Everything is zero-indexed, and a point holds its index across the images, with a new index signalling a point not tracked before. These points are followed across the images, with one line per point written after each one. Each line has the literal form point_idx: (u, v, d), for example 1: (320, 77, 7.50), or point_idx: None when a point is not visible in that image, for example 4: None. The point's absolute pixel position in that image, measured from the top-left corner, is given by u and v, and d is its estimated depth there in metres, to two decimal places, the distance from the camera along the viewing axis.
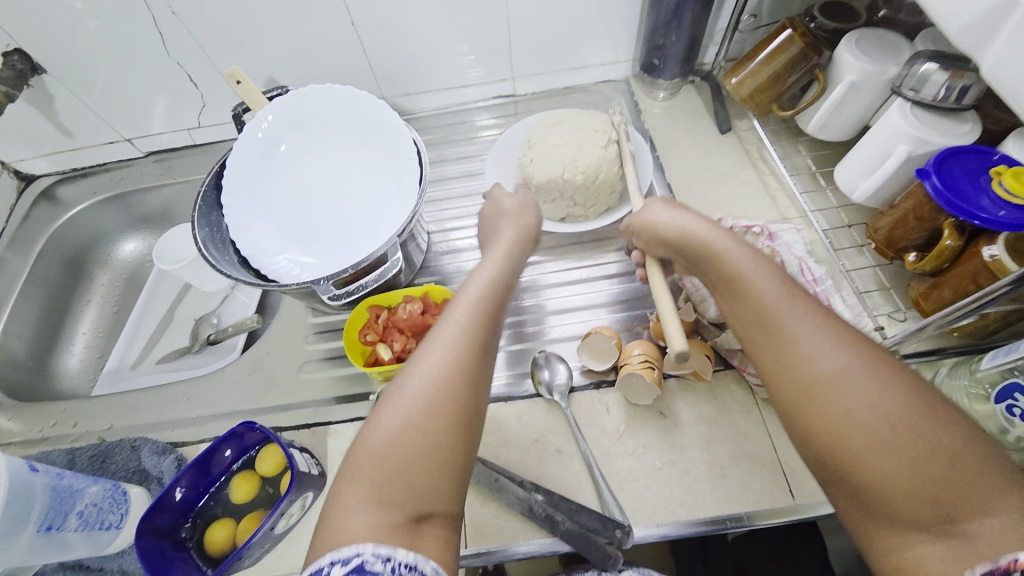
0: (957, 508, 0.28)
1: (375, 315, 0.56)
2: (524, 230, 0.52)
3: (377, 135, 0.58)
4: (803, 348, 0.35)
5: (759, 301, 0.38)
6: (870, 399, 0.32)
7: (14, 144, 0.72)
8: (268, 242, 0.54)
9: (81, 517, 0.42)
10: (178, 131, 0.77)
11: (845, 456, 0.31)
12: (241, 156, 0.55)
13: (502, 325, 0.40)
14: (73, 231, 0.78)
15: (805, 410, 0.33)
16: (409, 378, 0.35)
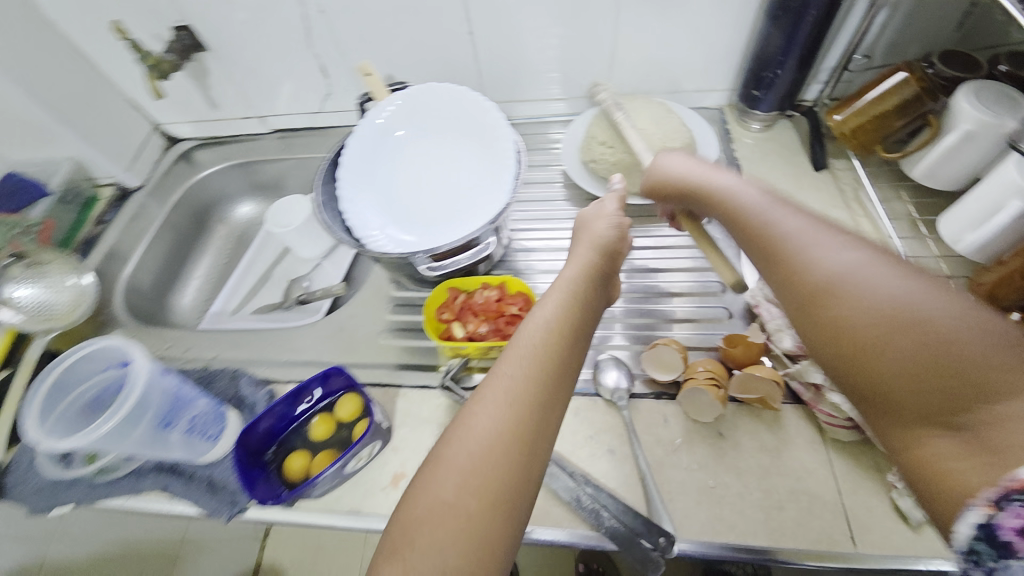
0: (981, 392, 0.28)
1: (453, 296, 0.61)
2: (599, 248, 0.48)
3: (482, 133, 0.63)
4: (813, 252, 0.35)
5: (754, 219, 0.39)
6: (883, 297, 0.31)
7: (171, 109, 0.85)
8: (372, 217, 0.60)
9: (190, 424, 0.49)
10: (302, 114, 0.86)
11: (859, 355, 0.32)
12: (360, 139, 0.62)
13: (566, 384, 0.38)
14: (203, 189, 0.89)
15: (814, 313, 0.34)
16: (451, 448, 0.34)
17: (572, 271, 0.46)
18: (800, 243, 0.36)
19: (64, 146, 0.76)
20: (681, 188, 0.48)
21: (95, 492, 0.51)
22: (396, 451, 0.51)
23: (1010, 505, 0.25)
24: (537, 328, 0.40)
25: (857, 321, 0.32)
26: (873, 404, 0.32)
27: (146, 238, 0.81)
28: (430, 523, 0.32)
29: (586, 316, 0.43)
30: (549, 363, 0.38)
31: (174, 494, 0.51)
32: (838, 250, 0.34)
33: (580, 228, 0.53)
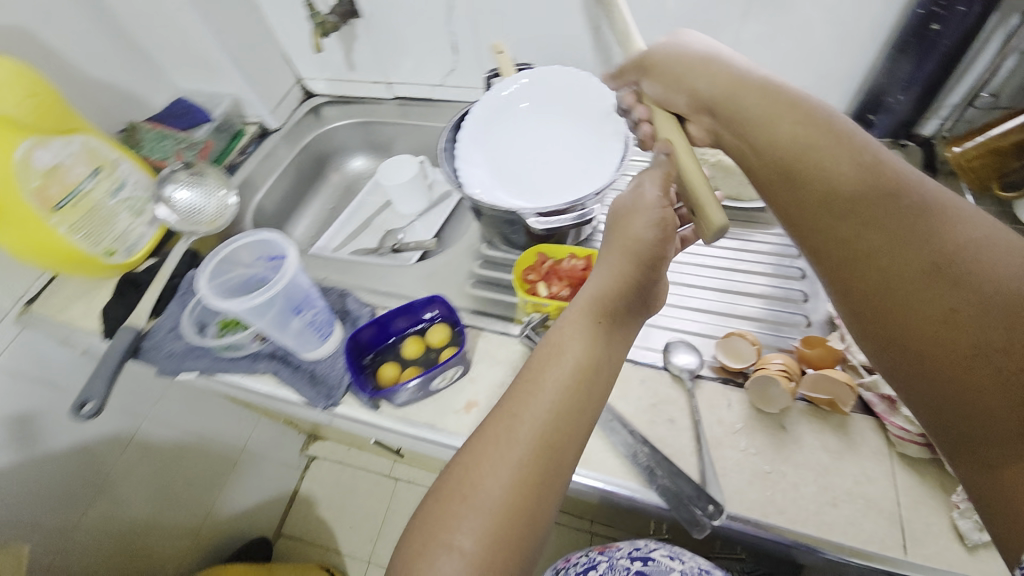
0: None
1: (540, 260, 0.66)
2: (634, 256, 0.46)
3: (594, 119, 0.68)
4: (938, 244, 0.38)
5: (876, 195, 0.41)
6: (1018, 302, 0.35)
7: (315, 66, 0.97)
8: (482, 177, 0.66)
9: (307, 320, 0.57)
10: (423, 85, 0.95)
11: (966, 353, 0.36)
12: (484, 109, 0.69)
13: (576, 428, 0.41)
14: (326, 140, 1.00)
15: (929, 308, 0.38)
16: (465, 483, 0.38)
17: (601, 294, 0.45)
18: (925, 225, 0.39)
19: (228, 86, 0.89)
20: (697, 71, 0.50)
21: (217, 364, 0.61)
22: (473, 382, 0.57)
23: None
24: (561, 366, 0.42)
25: (973, 312, 0.36)
26: (965, 406, 0.37)
27: (275, 174, 0.93)
28: (439, 551, 0.36)
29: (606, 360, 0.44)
30: (562, 404, 0.41)
31: (282, 379, 0.59)
32: (963, 244, 0.38)
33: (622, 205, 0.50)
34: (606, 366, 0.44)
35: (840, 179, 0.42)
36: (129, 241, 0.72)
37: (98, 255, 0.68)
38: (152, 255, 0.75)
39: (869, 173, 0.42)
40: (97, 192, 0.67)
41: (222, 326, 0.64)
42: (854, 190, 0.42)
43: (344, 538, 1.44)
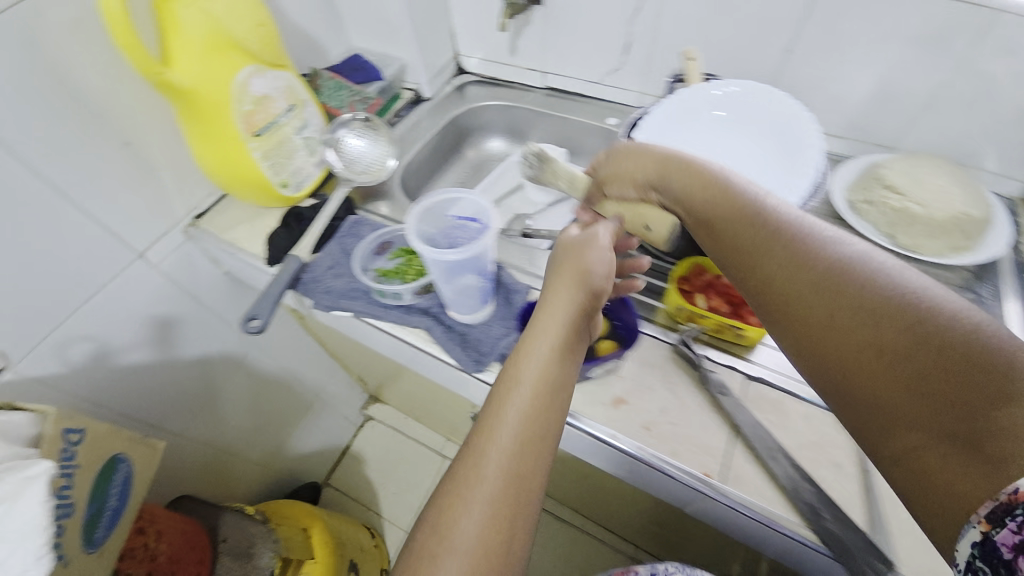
0: (901, 381, 0.36)
1: (698, 272, 0.64)
2: (581, 283, 0.49)
3: (790, 150, 0.61)
4: (818, 259, 0.42)
5: (761, 223, 0.46)
6: (890, 301, 0.38)
7: (478, 44, 0.99)
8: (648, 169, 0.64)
9: (476, 285, 0.59)
10: (579, 80, 0.95)
11: (865, 362, 0.38)
12: (676, 105, 0.66)
13: (541, 455, 0.42)
14: (470, 117, 1.02)
15: (828, 327, 0.40)
16: (440, 530, 0.39)
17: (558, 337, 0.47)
18: (801, 245, 0.44)
19: (399, 50, 0.93)
20: (643, 155, 0.56)
21: (371, 308, 0.64)
22: (620, 379, 0.57)
23: (1007, 522, 0.30)
24: (517, 395, 0.44)
25: (870, 326, 0.38)
26: (885, 415, 0.37)
27: (421, 140, 0.95)
28: None
29: (560, 389, 0.45)
30: (524, 436, 0.42)
31: (434, 336, 0.61)
32: (835, 255, 0.42)
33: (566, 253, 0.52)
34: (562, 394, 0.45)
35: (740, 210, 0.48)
36: (300, 178, 0.76)
37: (276, 184, 0.72)
38: (312, 196, 0.79)
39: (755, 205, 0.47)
40: (288, 127, 0.71)
41: (378, 273, 0.67)
42: (747, 222, 0.47)
43: (387, 501, 1.47)
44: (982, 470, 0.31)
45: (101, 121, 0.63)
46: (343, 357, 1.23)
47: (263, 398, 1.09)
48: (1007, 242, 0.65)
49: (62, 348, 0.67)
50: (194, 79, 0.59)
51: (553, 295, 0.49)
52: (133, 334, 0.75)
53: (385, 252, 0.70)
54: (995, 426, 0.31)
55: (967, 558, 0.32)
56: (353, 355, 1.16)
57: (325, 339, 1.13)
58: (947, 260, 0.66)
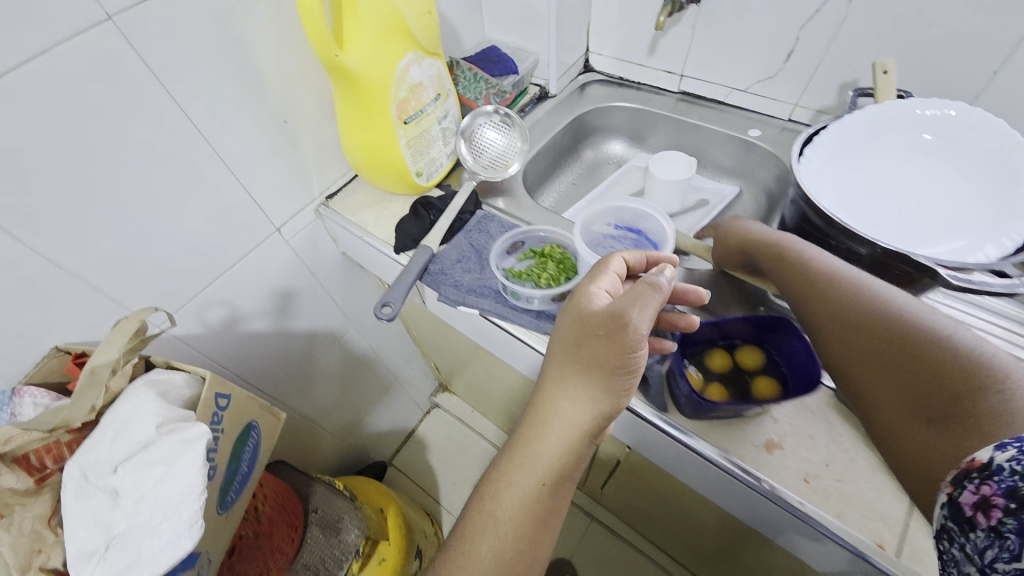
0: (904, 387, 0.40)
1: None
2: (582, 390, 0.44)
3: (1003, 196, 0.53)
4: (838, 293, 0.46)
5: (798, 268, 0.51)
6: (890, 320, 0.42)
7: (616, 42, 0.95)
8: (825, 186, 0.59)
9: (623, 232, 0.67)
10: (722, 87, 0.89)
11: (873, 375, 0.42)
12: (872, 121, 0.59)
13: (528, 549, 0.44)
14: (594, 117, 0.99)
15: (841, 350, 0.44)
16: None
17: (552, 458, 0.44)
18: (823, 282, 0.47)
19: (536, 44, 0.91)
20: (748, 234, 0.59)
21: (502, 309, 0.62)
22: (774, 422, 0.51)
23: (969, 486, 0.34)
24: (508, 497, 0.44)
25: (875, 344, 0.42)
26: (892, 420, 0.41)
27: (545, 137, 0.92)
28: None
29: (546, 499, 0.44)
30: (507, 542, 0.43)
31: None
32: (851, 287, 0.46)
33: (570, 334, 0.45)
34: (544, 505, 0.44)
35: (780, 255, 0.53)
36: (432, 168, 0.75)
37: (412, 173, 0.72)
38: (439, 185, 0.79)
39: (789, 253, 0.52)
40: (432, 116, 0.71)
41: (509, 272, 0.64)
42: (790, 268, 0.51)
43: (446, 491, 1.47)
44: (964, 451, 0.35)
45: (267, 98, 0.65)
46: (427, 345, 1.24)
47: (352, 376, 1.11)
48: None
49: (202, 311, 0.70)
50: (363, 64, 0.59)
51: (547, 390, 0.45)
52: (260, 303, 0.78)
53: (516, 252, 0.67)
54: (971, 414, 0.35)
55: (941, 519, 0.36)
56: (442, 345, 1.17)
57: (416, 326, 1.14)
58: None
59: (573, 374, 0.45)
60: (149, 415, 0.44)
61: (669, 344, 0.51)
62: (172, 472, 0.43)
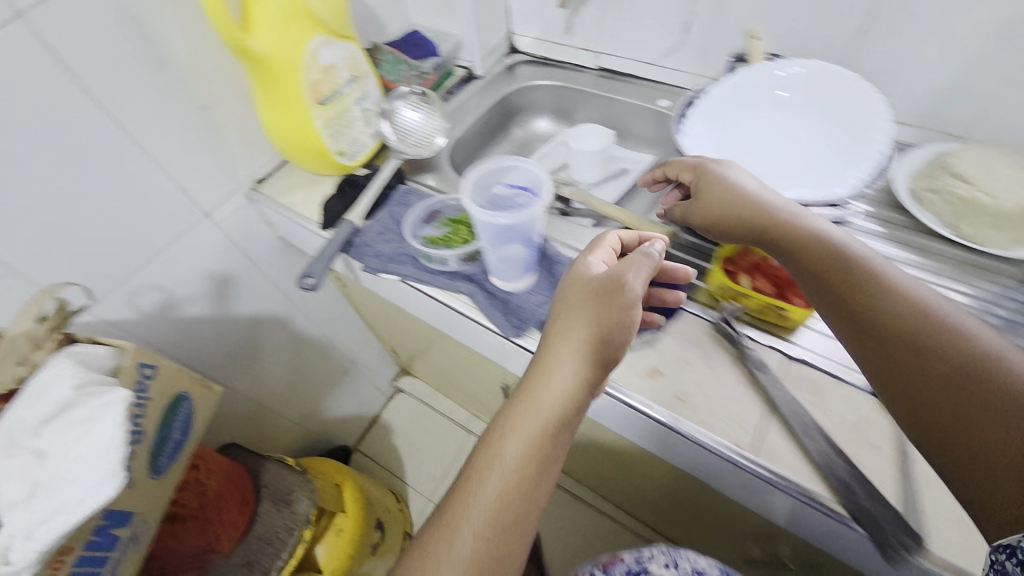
0: (980, 405, 0.40)
1: (746, 252, 0.64)
2: (586, 343, 0.48)
3: (853, 135, 0.60)
4: (888, 290, 0.47)
5: (838, 257, 0.51)
6: (956, 336, 0.43)
7: (534, 23, 0.99)
8: (707, 147, 0.66)
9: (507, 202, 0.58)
10: (633, 61, 0.95)
11: (936, 384, 0.43)
12: (739, 84, 0.66)
13: (534, 493, 0.46)
14: (519, 96, 1.03)
15: (894, 350, 0.45)
16: (434, 551, 0.43)
17: (555, 403, 0.47)
18: (877, 280, 0.48)
19: (455, 27, 0.94)
20: (740, 190, 0.58)
21: (419, 273, 0.66)
22: (658, 350, 0.59)
23: None
24: (517, 437, 0.47)
25: (942, 354, 0.43)
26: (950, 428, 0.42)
27: (471, 116, 0.97)
28: None
29: (544, 464, 0.46)
30: (512, 481, 0.45)
31: (479, 304, 0.63)
32: (899, 288, 0.47)
33: (573, 306, 0.50)
34: (542, 470, 0.46)
35: (822, 244, 0.52)
36: (356, 148, 0.78)
37: (334, 153, 0.75)
38: (366, 165, 0.82)
39: (831, 242, 0.52)
40: (349, 97, 0.74)
41: (425, 239, 0.68)
42: (829, 255, 0.51)
43: (412, 470, 1.52)
44: (1004, 434, 0.39)
45: (180, 85, 0.68)
46: (381, 328, 1.27)
47: (305, 361, 1.14)
48: None
49: (134, 297, 0.72)
50: (269, 46, 0.62)
51: (557, 339, 0.49)
52: (196, 288, 0.80)
53: (433, 221, 0.71)
54: None
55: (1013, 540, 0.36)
56: (392, 326, 1.20)
57: (365, 308, 1.17)
58: (1007, 255, 0.64)
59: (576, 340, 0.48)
60: (67, 378, 0.47)
61: (655, 318, 0.59)
62: (85, 426, 0.46)
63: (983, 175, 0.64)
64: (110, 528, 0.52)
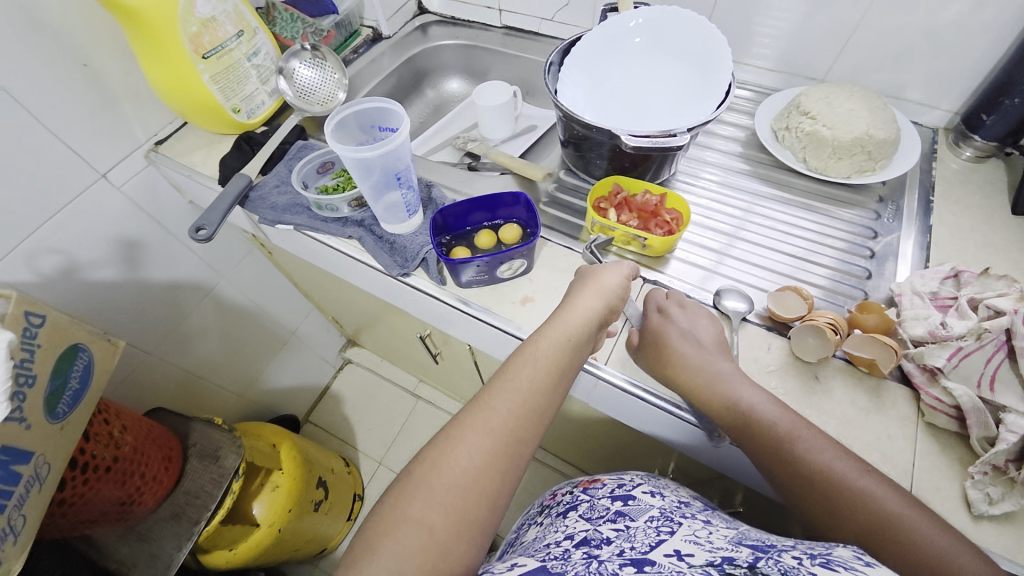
0: (844, 513, 0.45)
1: (615, 191, 0.69)
2: (602, 293, 0.57)
3: (704, 72, 0.66)
4: (762, 408, 0.51)
5: (718, 380, 0.53)
6: (817, 455, 0.48)
7: None
8: (578, 87, 0.68)
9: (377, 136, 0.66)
10: (534, 18, 0.98)
11: (810, 493, 0.47)
12: (604, 30, 0.69)
13: (556, 399, 0.51)
14: (429, 56, 1.05)
15: (779, 467, 0.49)
16: (467, 430, 0.47)
17: (580, 324, 0.55)
18: (745, 409, 0.51)
19: None
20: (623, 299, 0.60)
21: (312, 222, 0.69)
22: (530, 282, 0.64)
23: None
24: (547, 343, 0.53)
25: (807, 469, 0.47)
26: (828, 529, 0.46)
27: (379, 77, 0.98)
28: (449, 483, 0.44)
29: (551, 399, 0.51)
30: (541, 380, 0.51)
31: (365, 246, 0.66)
32: (768, 411, 0.50)
33: (581, 282, 0.60)
34: (549, 404, 0.50)
35: (700, 369, 0.54)
36: (254, 107, 0.80)
37: (228, 110, 0.77)
38: (266, 124, 0.84)
39: (707, 364, 0.55)
40: (237, 52, 0.75)
41: (319, 189, 0.72)
42: (705, 380, 0.54)
43: (363, 436, 1.56)
44: (875, 544, 0.43)
45: (57, 41, 0.67)
46: (315, 296, 1.29)
47: (234, 329, 1.16)
48: (913, 163, 0.69)
49: (32, 259, 0.73)
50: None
51: (586, 286, 0.58)
52: (101, 251, 0.81)
53: (328, 172, 0.75)
54: (897, 539, 0.42)
55: None
56: (324, 293, 1.22)
57: (294, 276, 1.19)
58: (851, 183, 0.72)
59: (587, 299, 0.56)
60: None
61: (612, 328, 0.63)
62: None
63: (823, 111, 0.70)
64: (9, 465, 0.55)
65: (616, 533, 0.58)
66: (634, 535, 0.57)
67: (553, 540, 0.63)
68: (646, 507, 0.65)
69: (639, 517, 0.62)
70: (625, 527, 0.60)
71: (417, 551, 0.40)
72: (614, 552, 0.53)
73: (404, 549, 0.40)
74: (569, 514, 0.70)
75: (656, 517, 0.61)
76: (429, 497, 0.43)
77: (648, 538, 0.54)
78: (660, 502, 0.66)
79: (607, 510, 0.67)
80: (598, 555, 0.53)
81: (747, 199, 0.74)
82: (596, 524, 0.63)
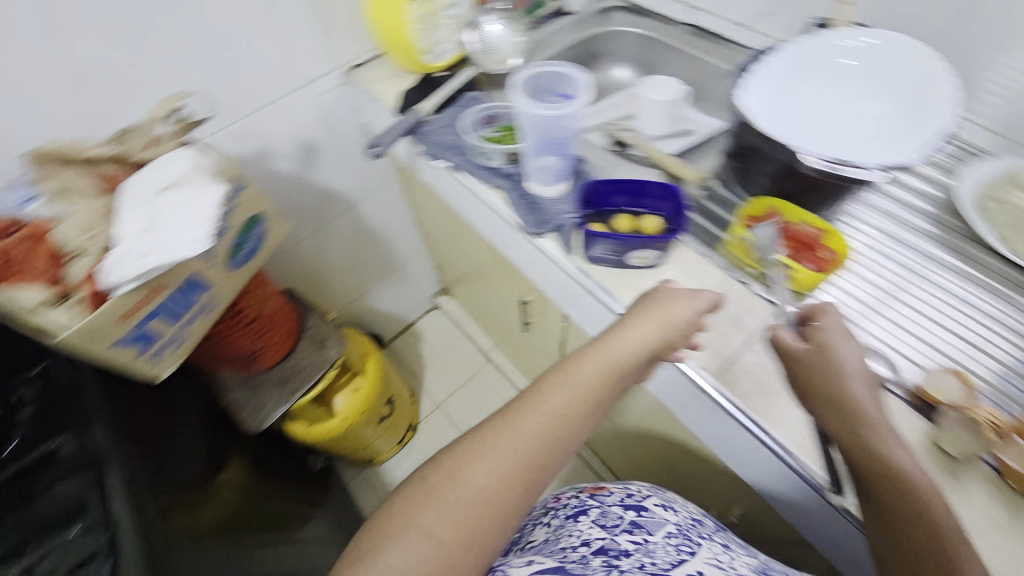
0: None
1: (770, 213, 0.66)
2: (661, 329, 0.56)
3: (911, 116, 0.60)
4: (901, 457, 0.44)
5: (858, 407, 0.47)
6: (951, 534, 0.41)
7: None
8: (763, 95, 0.65)
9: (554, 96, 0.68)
10: (726, 21, 0.94)
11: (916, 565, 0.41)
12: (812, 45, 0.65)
13: (584, 420, 0.53)
14: (606, 40, 1.06)
15: (890, 519, 0.43)
16: (491, 446, 0.49)
17: (627, 354, 0.55)
18: (883, 446, 0.45)
19: None
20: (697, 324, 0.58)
21: (466, 165, 0.75)
22: (653, 277, 0.64)
23: None
24: (586, 367, 0.54)
25: (928, 538, 0.41)
26: None
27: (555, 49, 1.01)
28: (466, 495, 0.47)
29: (575, 423, 0.52)
30: (573, 402, 0.53)
31: (508, 198, 0.71)
32: (908, 462, 0.44)
33: (641, 307, 0.59)
34: (574, 425, 0.52)
35: (841, 391, 0.48)
36: (441, 51, 0.87)
37: (419, 50, 0.85)
38: (446, 70, 0.91)
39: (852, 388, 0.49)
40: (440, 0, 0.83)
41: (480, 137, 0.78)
42: (845, 403, 0.48)
43: (430, 377, 1.67)
44: None
45: None
46: (432, 238, 1.39)
47: (359, 246, 1.29)
48: None
49: (241, 138, 0.88)
50: None
51: (643, 317, 0.57)
52: (288, 147, 0.95)
53: (491, 124, 0.80)
54: None
55: None
56: (440, 237, 1.32)
57: (421, 215, 1.30)
58: None
59: (639, 331, 0.56)
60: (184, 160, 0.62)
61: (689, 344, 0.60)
62: (191, 202, 0.61)
63: None
64: (192, 290, 0.67)
65: (637, 547, 0.62)
66: (654, 551, 0.62)
67: (567, 541, 0.66)
68: (661, 519, 0.69)
69: (656, 532, 0.66)
70: (644, 542, 0.64)
71: (429, 553, 0.44)
72: (636, 565, 0.59)
73: (416, 549, 0.44)
74: (581, 517, 0.71)
75: (673, 533, 0.66)
76: (446, 504, 0.46)
77: (669, 557, 0.60)
78: (674, 516, 0.70)
79: (619, 518, 0.70)
80: (619, 567, 0.59)
81: (923, 264, 0.66)
82: (613, 532, 0.67)
